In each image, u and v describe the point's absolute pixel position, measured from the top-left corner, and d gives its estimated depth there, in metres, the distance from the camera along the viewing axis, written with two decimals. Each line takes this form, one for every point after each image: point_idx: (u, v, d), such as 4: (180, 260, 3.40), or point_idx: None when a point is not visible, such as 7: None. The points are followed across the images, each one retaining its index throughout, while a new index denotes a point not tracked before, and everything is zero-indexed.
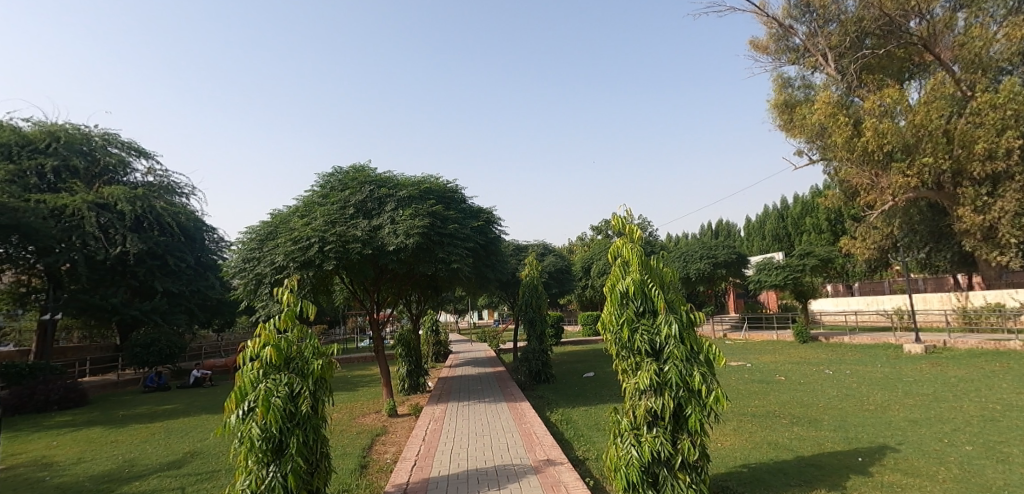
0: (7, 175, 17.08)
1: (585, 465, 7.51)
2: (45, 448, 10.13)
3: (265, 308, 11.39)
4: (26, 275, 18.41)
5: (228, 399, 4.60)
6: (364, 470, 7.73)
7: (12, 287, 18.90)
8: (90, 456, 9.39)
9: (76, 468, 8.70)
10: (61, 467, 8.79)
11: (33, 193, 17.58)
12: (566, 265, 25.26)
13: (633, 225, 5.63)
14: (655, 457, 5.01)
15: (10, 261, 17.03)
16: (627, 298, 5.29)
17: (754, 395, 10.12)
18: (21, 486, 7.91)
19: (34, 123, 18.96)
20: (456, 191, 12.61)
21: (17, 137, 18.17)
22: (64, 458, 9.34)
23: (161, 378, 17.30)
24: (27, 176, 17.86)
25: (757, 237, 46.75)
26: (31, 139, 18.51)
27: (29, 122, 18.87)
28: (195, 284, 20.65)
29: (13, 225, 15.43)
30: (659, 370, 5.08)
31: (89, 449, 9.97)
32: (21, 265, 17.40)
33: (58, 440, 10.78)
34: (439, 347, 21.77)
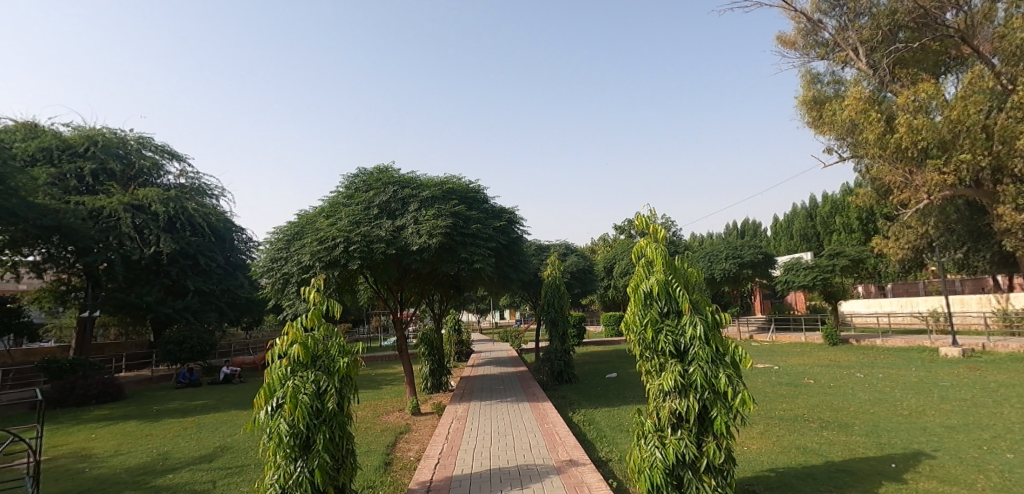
0: (47, 178, 17.80)
1: (608, 466, 7.44)
2: (83, 441, 10.44)
3: (292, 307, 11.54)
4: (66, 274, 19.04)
5: (257, 395, 4.67)
6: (387, 467, 7.78)
7: (53, 285, 19.55)
8: (126, 449, 9.64)
9: (113, 460, 8.95)
10: (99, 459, 9.04)
11: (73, 196, 18.15)
12: (589, 264, 25.13)
13: (657, 224, 5.56)
14: (680, 459, 4.93)
15: (51, 260, 17.71)
16: (651, 298, 5.21)
17: (782, 398, 9.90)
18: (61, 477, 8.17)
19: (74, 127, 19.52)
20: (479, 191, 12.65)
21: (57, 141, 18.70)
22: (101, 451, 9.61)
23: (192, 374, 17.70)
24: (67, 179, 18.51)
25: (785, 236, 45.89)
26: (71, 143, 19.00)
27: (70, 127, 19.46)
28: (225, 283, 21.06)
29: (55, 227, 16.44)
30: (684, 371, 5.00)
31: (125, 442, 10.26)
32: (62, 264, 18.03)
33: (96, 433, 11.11)
34: (462, 347, 21.83)
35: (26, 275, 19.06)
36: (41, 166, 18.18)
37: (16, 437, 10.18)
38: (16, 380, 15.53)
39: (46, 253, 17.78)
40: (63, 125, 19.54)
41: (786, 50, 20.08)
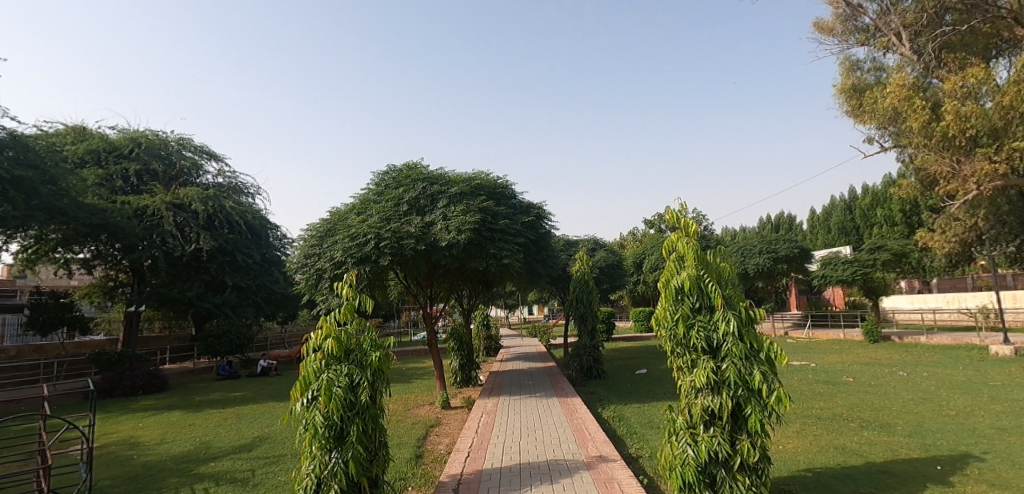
0: (95, 179, 18.46)
1: (638, 463, 7.36)
2: (132, 430, 10.82)
3: (325, 302, 11.73)
4: (113, 270, 19.76)
5: (293, 387, 4.75)
6: (419, 459, 7.84)
7: (102, 281, 20.28)
8: (171, 438, 9.95)
9: (158, 448, 9.24)
10: (146, 447, 9.35)
11: (119, 196, 18.81)
12: (618, 259, 24.86)
13: (688, 218, 5.43)
14: (713, 457, 4.83)
15: (100, 257, 18.39)
16: (682, 293, 5.09)
17: (819, 396, 9.61)
18: (111, 463, 8.48)
19: (119, 130, 20.16)
20: (507, 186, 12.63)
21: (104, 143, 19.35)
22: (148, 439, 9.94)
23: (232, 366, 18.18)
24: (113, 180, 19.17)
25: (822, 229, 44.66)
26: (117, 145, 19.67)
27: (115, 129, 20.10)
28: (261, 279, 21.53)
29: (102, 225, 17.01)
30: (717, 368, 4.88)
31: (170, 430, 10.59)
32: (109, 261, 18.72)
33: (143, 422, 11.51)
34: (490, 342, 21.89)
35: (77, 271, 19.82)
36: (90, 168, 18.85)
37: (70, 424, 10.62)
38: (68, 370, 16.20)
39: (95, 250, 18.50)
40: (109, 128, 20.20)
41: (823, 36, 19.45)
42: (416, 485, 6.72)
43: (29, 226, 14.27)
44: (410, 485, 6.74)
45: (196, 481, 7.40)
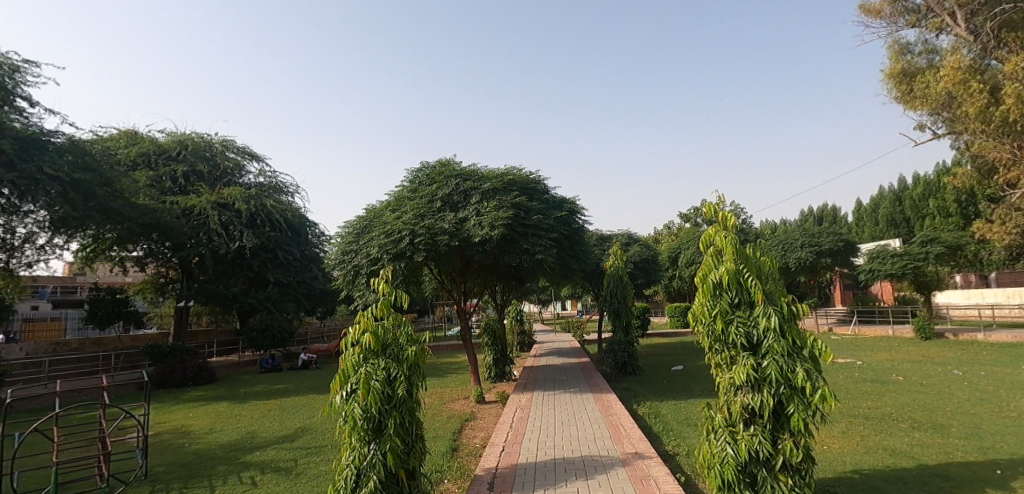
0: (146, 181, 19.21)
1: (675, 460, 7.23)
2: (182, 419, 11.22)
3: (363, 297, 11.91)
4: (164, 267, 20.56)
5: (333, 381, 4.81)
6: (454, 452, 7.88)
7: (154, 278, 21.10)
8: (219, 427, 10.28)
9: (208, 437, 9.55)
10: (197, 436, 9.69)
11: (168, 196, 19.54)
12: (653, 254, 24.50)
13: (726, 211, 5.27)
14: (753, 456, 4.68)
15: (152, 255, 19.19)
16: (721, 289, 4.94)
17: (866, 395, 9.24)
18: (164, 450, 8.82)
19: (167, 133, 20.87)
20: (540, 182, 12.54)
21: (154, 146, 20.10)
22: (198, 428, 10.30)
23: (275, 359, 18.69)
24: (163, 181, 19.89)
25: (869, 221, 43.08)
26: (165, 148, 20.38)
27: (164, 132, 20.81)
28: (301, 275, 22.02)
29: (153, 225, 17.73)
30: (758, 365, 4.72)
31: (218, 420, 10.95)
32: (161, 258, 19.49)
33: (193, 412, 11.92)
34: (524, 337, 21.89)
35: (131, 268, 20.69)
36: (141, 170, 19.61)
37: (127, 412, 11.09)
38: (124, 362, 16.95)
39: (148, 249, 19.34)
40: (159, 131, 20.94)
41: (870, 19, 18.61)
42: (452, 478, 6.74)
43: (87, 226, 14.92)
44: (446, 477, 6.76)
45: (243, 469, 7.62)
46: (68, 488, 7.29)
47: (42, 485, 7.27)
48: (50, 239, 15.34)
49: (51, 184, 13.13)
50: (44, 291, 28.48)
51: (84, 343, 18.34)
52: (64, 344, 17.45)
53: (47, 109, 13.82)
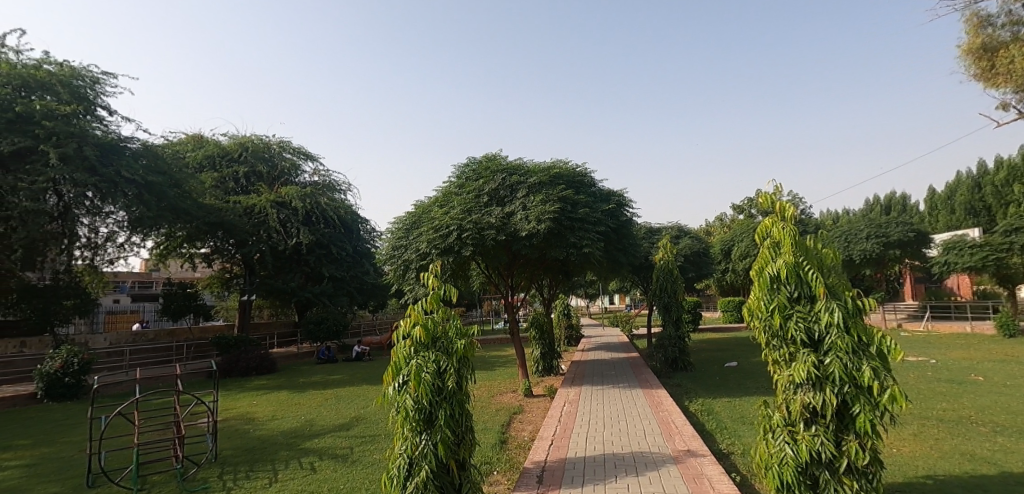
0: (210, 182, 20.10)
1: (730, 459, 6.97)
2: (245, 406, 11.68)
3: (413, 292, 12.07)
4: (228, 263, 21.50)
5: (385, 372, 4.83)
6: (503, 445, 7.86)
7: (220, 273, 22.08)
8: (280, 415, 10.65)
9: (270, 424, 9.91)
10: (259, 422, 10.06)
11: (231, 196, 20.40)
12: (705, 247, 23.78)
13: (784, 201, 5.00)
14: (814, 458, 4.44)
15: (218, 251, 20.14)
16: (779, 282, 4.68)
17: (942, 397, 8.64)
18: (230, 435, 9.21)
19: (230, 136, 21.73)
20: (587, 175, 12.34)
21: (218, 148, 20.98)
22: (260, 415, 10.70)
23: (331, 351, 19.23)
24: (226, 182, 20.76)
25: (944, 210, 40.47)
26: (228, 150, 21.24)
27: (227, 136, 21.68)
28: (354, 270, 22.53)
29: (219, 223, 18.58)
30: (820, 363, 4.46)
31: (279, 408, 11.36)
32: (225, 254, 20.39)
33: (256, 400, 12.39)
34: (572, 332, 21.74)
35: (199, 264, 21.73)
36: (206, 172, 20.54)
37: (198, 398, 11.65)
38: (194, 352, 17.84)
39: (214, 245, 20.31)
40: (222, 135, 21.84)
41: None
42: (501, 470, 6.73)
43: (160, 225, 15.73)
44: (495, 469, 6.75)
45: (303, 455, 7.84)
46: (147, 467, 7.72)
47: (125, 464, 7.73)
48: (129, 238, 16.24)
49: (128, 187, 13.88)
50: (123, 285, 30.38)
51: (159, 334, 19.41)
52: (142, 335, 18.53)
53: (124, 117, 14.82)
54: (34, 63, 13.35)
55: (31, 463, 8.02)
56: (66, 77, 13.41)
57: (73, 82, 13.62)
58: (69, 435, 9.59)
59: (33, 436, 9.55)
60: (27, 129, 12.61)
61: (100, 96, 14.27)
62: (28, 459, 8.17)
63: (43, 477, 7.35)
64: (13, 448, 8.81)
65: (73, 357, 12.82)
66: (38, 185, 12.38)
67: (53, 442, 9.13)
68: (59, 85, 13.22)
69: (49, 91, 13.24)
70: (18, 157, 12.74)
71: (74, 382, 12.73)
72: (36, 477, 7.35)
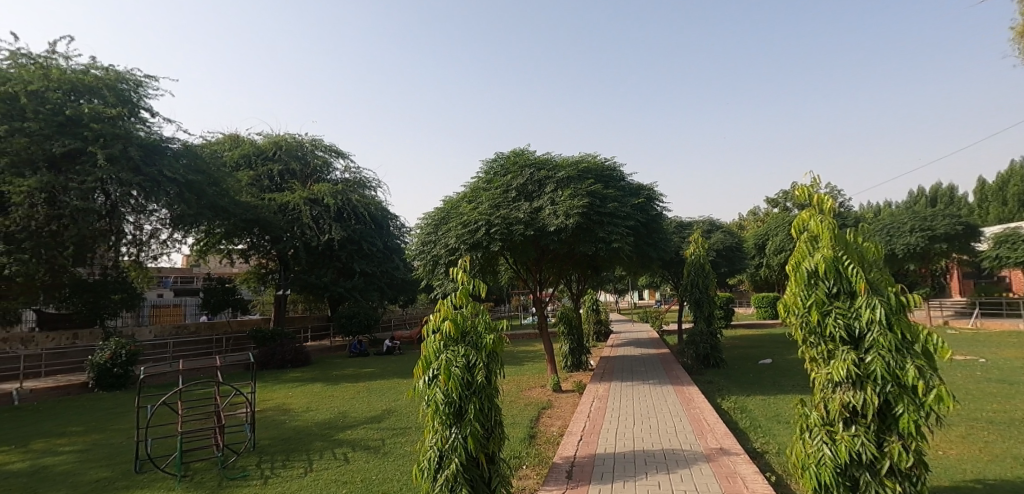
0: (247, 180, 20.57)
1: (765, 458, 6.80)
2: (282, 398, 11.94)
3: (442, 287, 12.12)
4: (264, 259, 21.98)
5: (415, 366, 4.83)
6: (532, 440, 7.83)
7: (256, 268, 22.59)
8: (314, 406, 10.84)
9: (305, 415, 10.10)
10: (295, 413, 10.27)
11: (267, 193, 20.84)
12: (738, 241, 23.29)
13: (822, 194, 4.82)
14: (855, 459, 4.27)
15: (254, 247, 20.62)
16: (817, 278, 4.51)
17: (992, 398, 8.25)
18: (268, 425, 9.42)
19: (264, 135, 22.16)
20: (616, 169, 12.18)
21: (253, 147, 21.43)
22: (296, 407, 10.91)
23: (363, 344, 19.52)
24: (261, 180, 21.21)
25: (995, 202, 38.70)
26: (263, 149, 21.67)
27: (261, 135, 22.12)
28: (385, 265, 22.78)
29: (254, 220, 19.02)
30: (861, 361, 4.28)
31: (314, 400, 11.57)
32: (260, 250, 20.85)
33: (291, 392, 12.65)
34: (601, 327, 21.59)
35: (237, 259, 22.28)
36: (243, 171, 21.03)
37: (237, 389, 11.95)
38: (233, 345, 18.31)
39: (250, 242, 20.78)
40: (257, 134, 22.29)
41: None
42: (530, 465, 6.70)
43: (200, 222, 16.17)
44: (524, 464, 6.73)
45: (336, 445, 7.95)
46: (191, 454, 7.95)
47: (170, 451, 7.97)
48: (171, 234, 16.72)
49: (170, 185, 14.31)
50: (165, 280, 31.42)
51: (200, 327, 20.00)
52: (183, 327, 19.11)
53: (166, 119, 15.26)
54: (82, 68, 13.83)
55: (84, 448, 8.34)
56: (111, 81, 13.85)
57: (118, 85, 14.06)
58: (117, 423, 9.95)
59: (85, 424, 9.93)
60: (77, 131, 13.07)
61: (143, 98, 14.72)
62: (80, 445, 8.50)
63: (95, 462, 7.64)
64: (66, 435, 9.18)
65: (121, 349, 13.28)
66: (87, 185, 12.84)
67: (104, 429, 9.48)
68: (105, 90, 13.67)
69: (96, 94, 13.69)
70: (68, 158, 13.22)
71: (122, 372, 13.19)
72: (87, 462, 7.64)
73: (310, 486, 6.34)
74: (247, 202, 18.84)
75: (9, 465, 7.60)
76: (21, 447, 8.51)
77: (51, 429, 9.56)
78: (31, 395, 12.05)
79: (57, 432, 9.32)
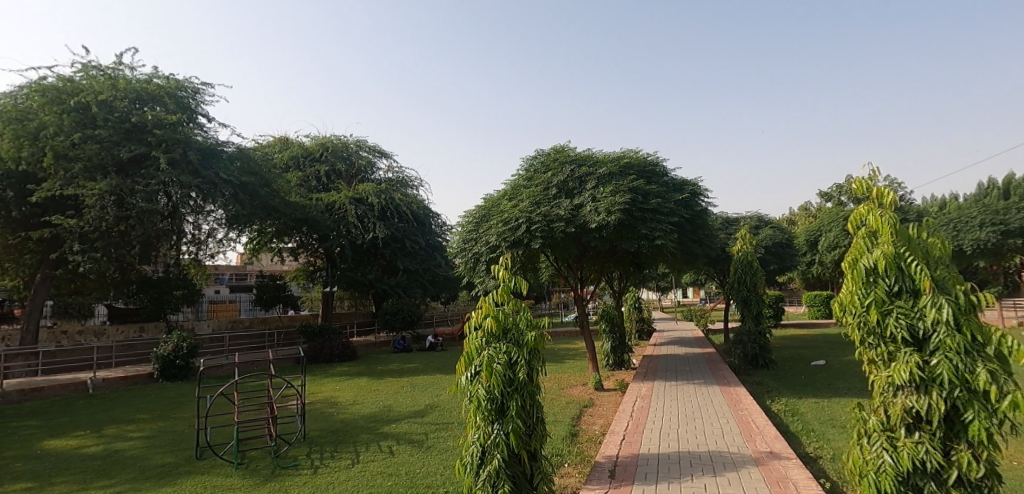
0: (295, 181, 21.15)
1: (818, 464, 6.49)
2: (330, 391, 12.20)
3: (483, 284, 12.13)
4: (312, 257, 22.55)
5: (458, 362, 4.81)
6: (574, 438, 7.72)
7: (304, 266, 23.23)
8: (361, 400, 11.04)
9: (352, 408, 10.28)
10: (343, 406, 10.48)
11: (314, 194, 21.37)
12: (789, 237, 22.45)
13: (882, 187, 4.53)
14: (919, 467, 3.99)
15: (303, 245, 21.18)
16: (876, 275, 4.23)
17: None
18: (318, 417, 9.64)
19: (311, 137, 22.71)
20: (658, 164, 11.90)
21: (301, 149, 22.02)
22: (343, 399, 11.14)
23: (406, 340, 19.78)
24: (309, 181, 21.77)
25: None
26: (310, 150, 22.23)
27: (308, 136, 22.68)
28: (428, 263, 23.00)
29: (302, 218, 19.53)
30: (925, 364, 3.99)
31: (360, 393, 11.78)
32: (309, 248, 21.40)
33: (338, 385, 12.94)
34: (643, 325, 21.24)
35: (287, 257, 22.93)
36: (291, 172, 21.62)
37: (288, 382, 12.28)
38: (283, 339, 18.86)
39: (299, 240, 21.38)
40: (305, 136, 22.87)
41: None
42: (572, 463, 6.60)
43: (252, 222, 16.72)
44: (566, 461, 6.63)
45: (382, 438, 8.05)
46: (247, 443, 8.18)
47: (228, 440, 8.24)
48: (227, 233, 17.30)
49: (226, 187, 14.82)
50: (221, 277, 32.77)
51: (253, 321, 20.72)
52: (239, 322, 19.84)
53: (221, 123, 15.78)
54: (145, 77, 14.38)
55: (151, 435, 8.71)
56: (172, 89, 14.33)
57: (178, 93, 14.55)
58: (179, 411, 10.39)
59: (151, 411, 10.40)
60: (142, 137, 13.65)
61: (200, 104, 15.22)
62: (148, 431, 8.88)
63: (160, 447, 7.96)
64: (135, 421, 9.62)
65: (182, 342, 13.82)
66: (151, 188, 13.43)
67: (168, 417, 9.89)
68: (165, 97, 14.17)
69: (158, 102, 14.21)
70: (134, 163, 13.82)
71: (183, 364, 13.73)
72: (154, 448, 7.98)
73: (357, 477, 6.42)
74: (295, 202, 19.37)
75: (84, 449, 8.01)
76: (95, 432, 8.97)
77: (121, 416, 10.05)
78: (103, 384, 12.70)
79: (126, 419, 9.79)
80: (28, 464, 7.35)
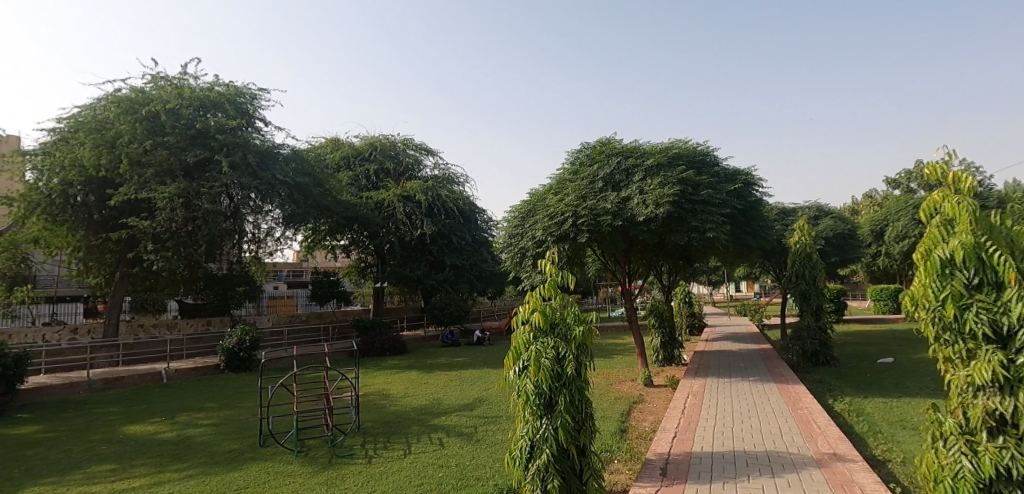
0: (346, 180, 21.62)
1: (887, 467, 6.08)
2: (383, 383, 12.41)
3: (530, 279, 12.03)
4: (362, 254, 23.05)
5: (505, 356, 4.74)
6: (624, 434, 7.53)
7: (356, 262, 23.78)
8: (411, 392, 11.17)
9: (403, 400, 10.40)
10: (394, 398, 10.63)
11: (365, 192, 21.80)
12: (851, 228, 21.32)
13: (958, 172, 4.15)
14: (1004, 475, 3.63)
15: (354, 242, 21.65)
16: (954, 267, 3.86)
17: None
18: (371, 408, 9.80)
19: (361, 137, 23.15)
20: (709, 154, 11.46)
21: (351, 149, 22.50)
22: (395, 392, 11.29)
23: (454, 335, 19.95)
24: (359, 179, 22.21)
25: None
26: (360, 150, 22.68)
27: (358, 136, 23.13)
28: (474, 258, 23.10)
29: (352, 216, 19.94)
30: (1011, 362, 3.62)
31: (411, 386, 11.93)
32: (360, 244, 21.87)
33: (390, 378, 13.14)
34: (694, 320, 20.66)
35: (340, 253, 23.52)
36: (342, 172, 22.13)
37: (343, 375, 12.55)
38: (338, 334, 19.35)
39: (351, 238, 21.89)
40: (356, 136, 23.35)
41: None
42: (621, 459, 6.42)
43: (307, 220, 17.18)
44: (616, 458, 6.46)
45: (433, 430, 8.09)
46: (305, 432, 8.40)
47: (288, 429, 8.49)
48: (283, 232, 17.87)
49: (282, 187, 15.27)
50: (280, 274, 33.98)
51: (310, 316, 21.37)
52: (296, 316, 20.49)
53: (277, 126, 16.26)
54: (207, 85, 14.97)
55: (218, 422, 9.07)
56: (232, 95, 14.85)
57: (238, 99, 15.06)
58: (245, 401, 10.80)
59: (217, 401, 10.85)
60: (205, 142, 14.22)
61: (258, 109, 15.72)
62: (215, 419, 9.25)
63: (227, 434, 8.26)
64: (203, 410, 10.04)
65: (245, 335, 14.36)
66: (215, 190, 13.98)
67: (233, 406, 10.29)
68: (226, 104, 14.71)
69: (219, 108, 14.76)
70: (199, 167, 14.42)
71: (247, 356, 14.27)
72: (221, 434, 8.30)
73: (409, 467, 6.46)
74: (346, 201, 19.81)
75: (159, 434, 8.40)
76: (169, 419, 9.41)
77: (191, 404, 10.52)
78: (176, 374, 13.35)
79: (195, 407, 10.23)
80: (110, 447, 7.76)
